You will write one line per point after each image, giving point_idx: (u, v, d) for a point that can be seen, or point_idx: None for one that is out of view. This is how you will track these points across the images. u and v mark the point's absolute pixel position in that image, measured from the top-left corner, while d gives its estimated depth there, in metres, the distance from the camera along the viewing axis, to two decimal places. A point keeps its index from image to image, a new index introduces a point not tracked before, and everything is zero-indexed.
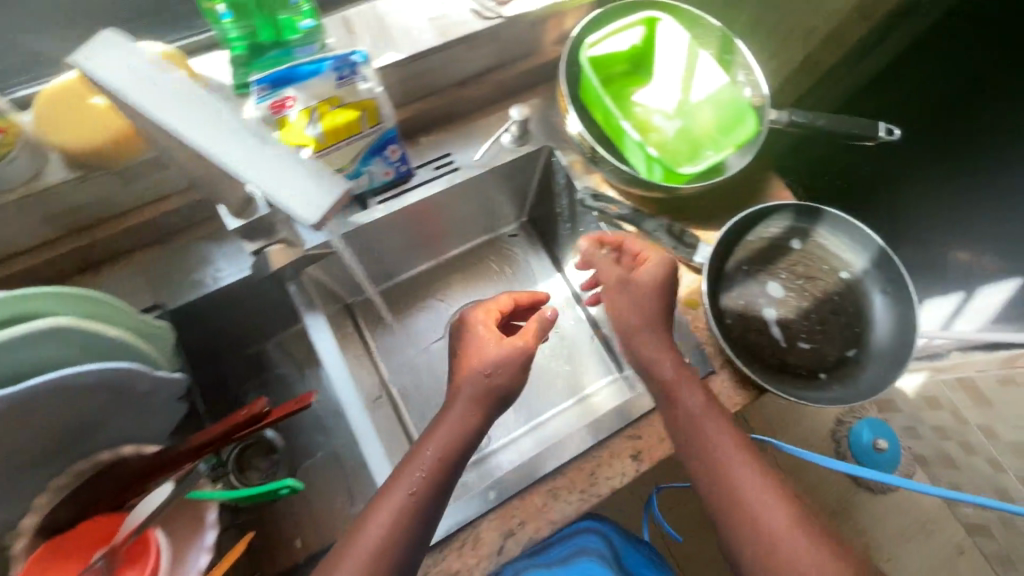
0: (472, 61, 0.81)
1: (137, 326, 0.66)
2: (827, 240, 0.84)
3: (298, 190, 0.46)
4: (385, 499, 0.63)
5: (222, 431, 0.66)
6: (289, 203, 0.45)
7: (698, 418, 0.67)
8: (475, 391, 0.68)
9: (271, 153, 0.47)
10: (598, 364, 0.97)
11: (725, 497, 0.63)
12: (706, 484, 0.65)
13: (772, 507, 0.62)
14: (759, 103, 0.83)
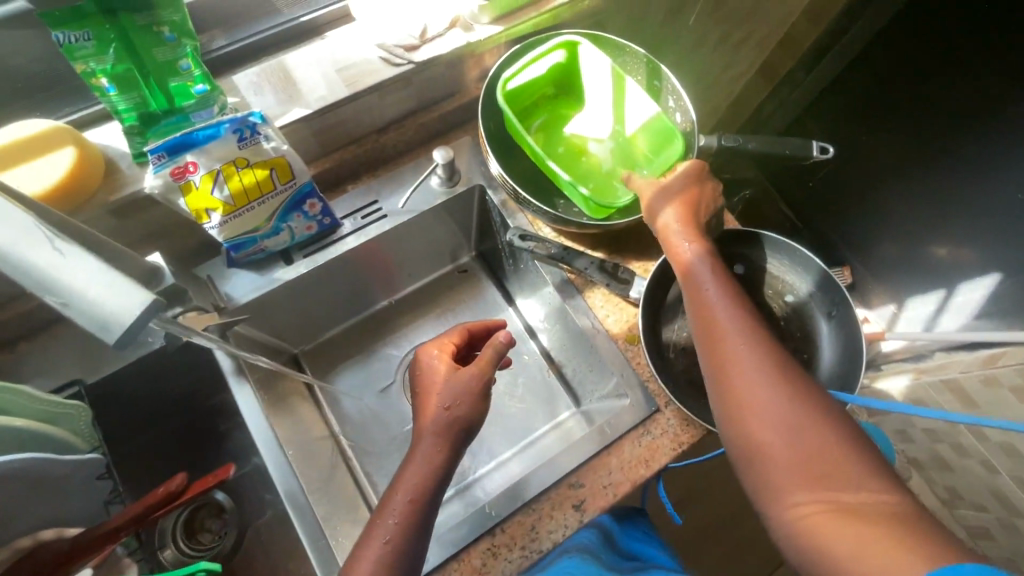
0: (391, 106, 0.80)
1: (47, 410, 0.64)
2: (770, 263, 0.82)
3: (98, 306, 0.42)
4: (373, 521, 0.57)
5: (140, 510, 0.65)
6: (99, 309, 0.42)
7: (721, 313, 0.61)
8: (436, 431, 0.61)
9: (76, 266, 0.43)
10: (556, 398, 0.93)
11: (732, 378, 0.56)
12: (714, 342, 0.59)
13: (792, 427, 0.52)
14: (687, 128, 0.82)
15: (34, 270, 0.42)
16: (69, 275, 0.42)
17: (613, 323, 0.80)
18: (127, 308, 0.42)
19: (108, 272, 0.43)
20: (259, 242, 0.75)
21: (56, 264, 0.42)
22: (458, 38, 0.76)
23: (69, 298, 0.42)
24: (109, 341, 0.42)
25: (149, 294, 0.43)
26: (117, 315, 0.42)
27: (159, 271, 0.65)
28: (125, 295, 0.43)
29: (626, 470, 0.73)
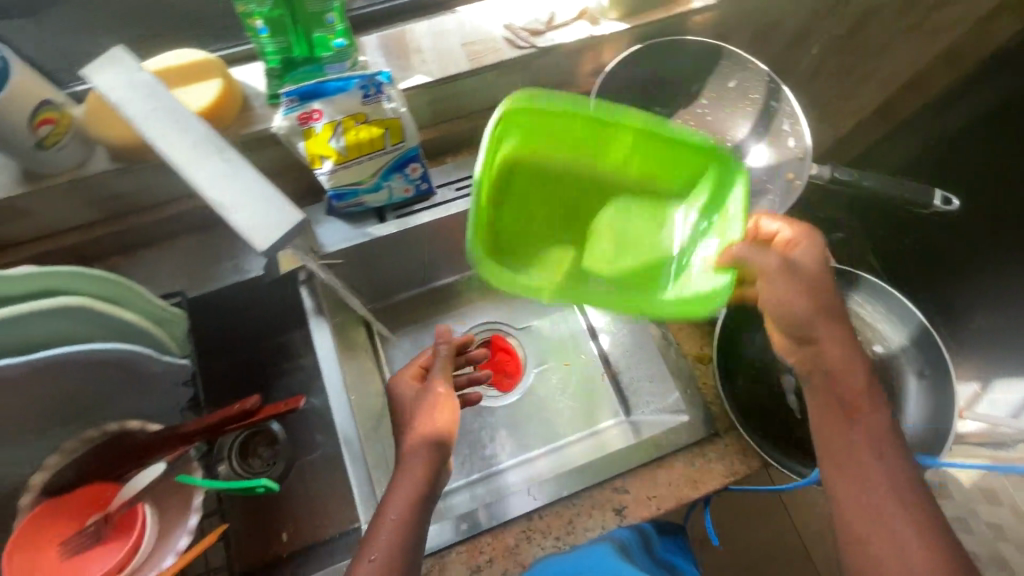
0: (505, 88, 0.82)
1: (152, 311, 0.71)
2: (862, 308, 0.77)
3: (254, 218, 0.42)
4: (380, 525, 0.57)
5: (214, 421, 0.69)
6: (249, 225, 0.42)
7: (838, 381, 0.61)
8: (418, 448, 0.60)
9: (240, 182, 0.44)
10: (604, 405, 0.91)
11: (856, 449, 0.58)
12: (845, 411, 0.60)
13: (906, 512, 0.54)
14: (801, 154, 0.79)
15: (207, 181, 0.44)
16: (233, 189, 0.43)
17: None
18: (280, 223, 0.42)
19: (266, 189, 0.44)
20: (360, 196, 0.79)
21: (222, 177, 0.44)
22: (583, 30, 0.77)
23: (228, 207, 0.43)
24: (261, 248, 0.41)
25: (298, 212, 0.43)
26: (271, 228, 0.42)
27: None
28: (278, 212, 0.43)
29: (673, 487, 0.71)
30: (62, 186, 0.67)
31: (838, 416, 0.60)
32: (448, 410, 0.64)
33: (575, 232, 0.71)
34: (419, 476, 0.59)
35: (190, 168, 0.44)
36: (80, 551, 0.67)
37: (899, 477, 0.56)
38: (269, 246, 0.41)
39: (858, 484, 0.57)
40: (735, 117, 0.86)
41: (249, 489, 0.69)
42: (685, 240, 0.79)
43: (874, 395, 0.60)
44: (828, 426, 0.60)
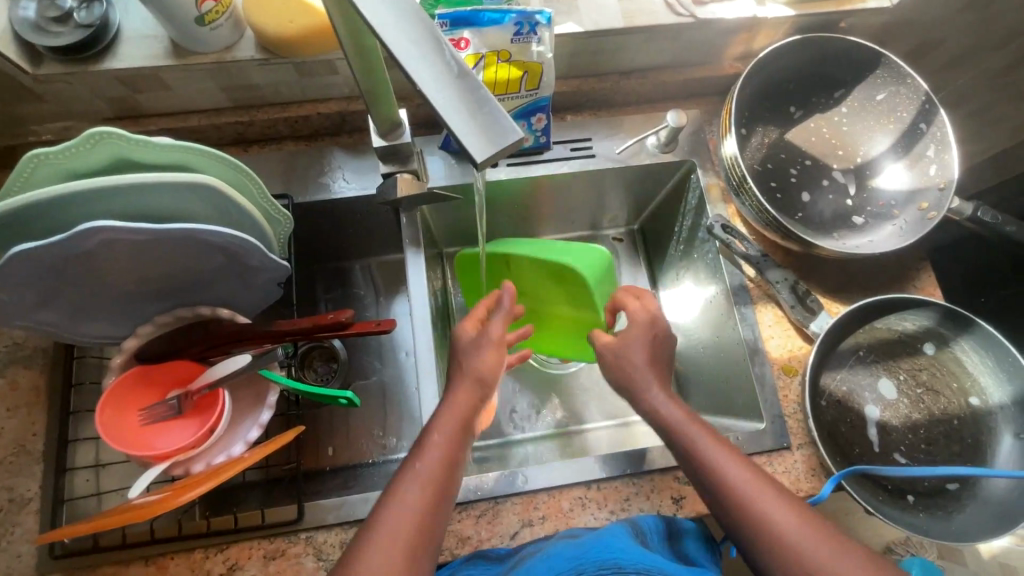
0: (646, 55, 0.79)
1: (264, 208, 0.71)
2: (968, 356, 0.74)
3: (473, 128, 0.36)
4: (380, 509, 0.53)
5: (309, 325, 0.70)
6: (464, 134, 0.36)
7: (677, 425, 0.61)
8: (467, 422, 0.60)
9: (459, 86, 0.37)
10: None
11: (743, 487, 0.55)
12: (719, 468, 0.57)
13: (837, 552, 0.50)
14: (945, 184, 0.75)
15: (426, 79, 0.36)
16: (459, 95, 0.37)
17: (775, 347, 0.76)
18: (498, 136, 0.36)
19: (490, 100, 0.37)
20: None
21: (446, 79, 0.37)
22: (747, 9, 0.74)
23: (449, 112, 0.36)
24: (477, 158, 0.35)
25: (518, 128, 0.36)
26: (486, 140, 0.36)
27: (401, 127, 0.68)
28: (498, 125, 0.36)
29: None
30: (206, 65, 0.68)
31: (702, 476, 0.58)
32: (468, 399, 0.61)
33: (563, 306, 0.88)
34: (448, 439, 0.58)
35: (416, 61, 0.37)
36: (160, 421, 0.70)
37: (810, 519, 0.53)
38: (484, 160, 0.35)
39: (772, 542, 0.52)
40: (873, 132, 0.83)
41: (327, 399, 0.70)
42: (798, 247, 0.76)
43: (695, 440, 0.59)
44: (714, 488, 0.56)
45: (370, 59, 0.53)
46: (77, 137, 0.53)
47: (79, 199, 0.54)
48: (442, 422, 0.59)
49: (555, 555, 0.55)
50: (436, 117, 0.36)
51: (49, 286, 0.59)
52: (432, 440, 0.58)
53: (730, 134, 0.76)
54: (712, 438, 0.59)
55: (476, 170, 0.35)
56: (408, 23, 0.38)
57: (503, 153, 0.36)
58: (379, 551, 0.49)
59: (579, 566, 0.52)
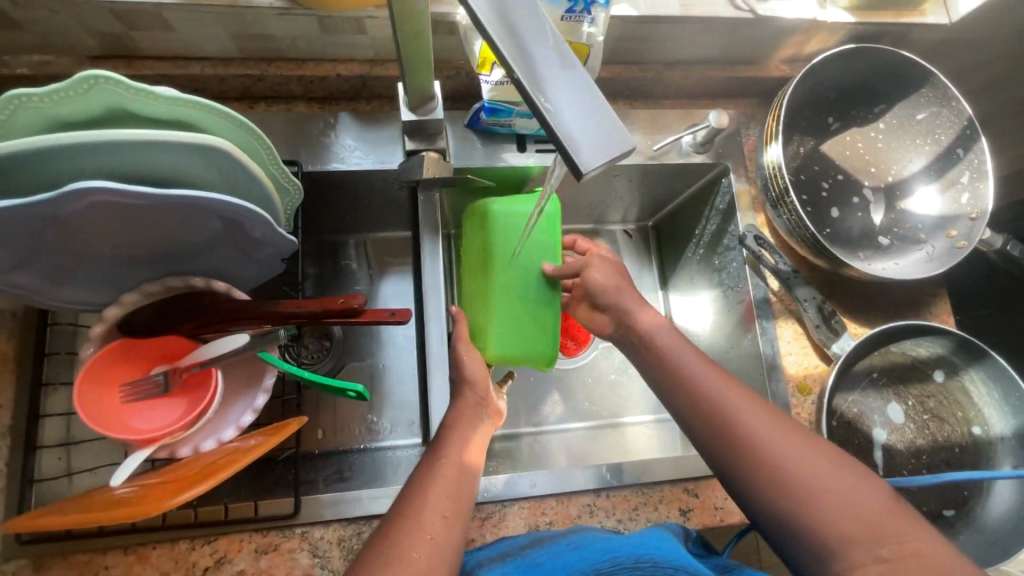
0: (693, 48, 0.75)
1: (272, 174, 0.64)
2: (976, 386, 0.74)
3: (579, 131, 0.31)
4: (403, 516, 0.50)
5: (317, 309, 0.65)
6: (566, 135, 0.31)
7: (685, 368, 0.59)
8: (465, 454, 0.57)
9: (559, 78, 0.32)
10: (643, 401, 0.96)
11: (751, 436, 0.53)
12: (734, 417, 0.54)
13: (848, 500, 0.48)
14: (977, 214, 0.74)
15: (525, 69, 0.32)
16: (564, 90, 0.32)
17: (792, 364, 0.75)
18: (607, 143, 0.32)
19: (595, 98, 0.33)
20: (512, 118, 0.71)
21: (552, 72, 0.33)
22: (808, 11, 0.71)
23: (552, 110, 0.31)
24: (582, 168, 0.30)
25: (629, 137, 0.32)
26: (593, 145, 0.31)
27: (434, 101, 0.62)
28: (606, 130, 0.32)
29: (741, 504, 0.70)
30: (218, 7, 0.60)
31: (710, 426, 0.55)
32: (472, 423, 0.61)
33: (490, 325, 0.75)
34: (461, 452, 0.57)
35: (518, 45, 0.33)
36: (143, 399, 0.64)
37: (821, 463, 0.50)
38: (589, 170, 0.31)
39: (785, 486, 0.50)
40: (908, 152, 0.81)
41: (333, 390, 0.65)
42: (827, 265, 0.75)
43: (703, 385, 0.57)
44: (718, 434, 0.54)
45: (419, 23, 0.47)
46: (69, 81, 0.45)
47: (66, 152, 0.47)
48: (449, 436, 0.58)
49: (576, 556, 0.52)
50: (532, 113, 0.32)
51: (26, 247, 0.52)
52: (447, 449, 0.57)
53: (775, 140, 0.73)
54: (725, 385, 0.56)
55: (576, 180, 0.31)
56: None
57: (609, 163, 0.32)
58: (401, 553, 0.47)
59: (614, 558, 0.50)
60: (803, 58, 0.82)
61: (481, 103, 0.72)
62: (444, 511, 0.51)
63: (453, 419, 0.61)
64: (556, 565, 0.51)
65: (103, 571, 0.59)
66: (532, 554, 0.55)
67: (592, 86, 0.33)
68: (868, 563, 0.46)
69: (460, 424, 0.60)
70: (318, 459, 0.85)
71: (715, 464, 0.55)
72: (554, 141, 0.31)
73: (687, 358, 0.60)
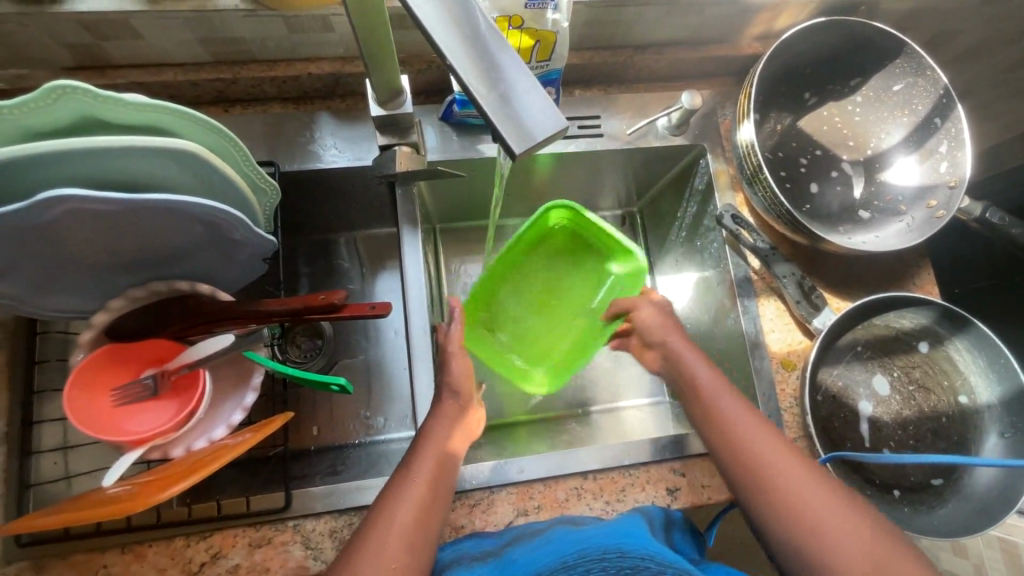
0: (662, 31, 0.75)
1: (248, 176, 0.64)
2: (961, 355, 0.74)
3: (515, 113, 0.32)
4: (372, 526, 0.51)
5: (297, 305, 0.66)
6: (501, 115, 0.32)
7: (699, 369, 0.66)
8: (441, 469, 0.57)
9: (493, 63, 0.33)
10: (634, 385, 0.97)
11: (746, 438, 0.58)
12: (762, 459, 0.56)
13: (831, 512, 0.52)
14: (956, 183, 0.74)
15: (462, 56, 0.33)
16: (500, 73, 0.33)
17: (775, 341, 0.75)
18: (542, 121, 0.32)
19: (531, 77, 0.33)
20: None
21: (490, 57, 0.33)
22: None
23: (489, 93, 0.32)
24: (518, 149, 0.31)
25: (563, 116, 0.32)
26: (529, 128, 0.32)
27: (402, 95, 0.62)
28: (542, 109, 0.32)
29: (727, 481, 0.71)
30: (184, 13, 0.61)
31: (750, 484, 0.56)
32: (449, 427, 0.61)
33: (559, 260, 0.86)
34: (433, 458, 0.57)
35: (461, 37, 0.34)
36: (134, 403, 0.65)
37: (810, 471, 0.55)
38: (524, 150, 0.31)
39: (808, 526, 0.52)
40: (885, 124, 0.81)
41: (318, 385, 0.66)
42: (805, 241, 0.75)
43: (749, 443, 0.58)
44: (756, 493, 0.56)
45: (374, 19, 0.48)
46: (35, 92, 0.47)
47: (36, 162, 0.48)
48: (426, 453, 0.57)
49: (551, 546, 0.53)
50: (469, 99, 0.33)
51: (6, 256, 0.53)
52: (417, 461, 0.57)
53: (747, 118, 0.73)
54: (725, 389, 0.63)
55: (512, 160, 0.32)
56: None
57: (546, 143, 0.32)
58: None
59: (582, 550, 0.51)
60: (776, 35, 0.81)
61: (453, 95, 0.73)
62: (409, 524, 0.52)
63: (428, 429, 0.60)
64: (528, 560, 0.52)
65: (102, 570, 0.61)
66: (511, 551, 0.56)
67: (527, 69, 0.34)
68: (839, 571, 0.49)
69: (434, 434, 0.60)
70: (313, 456, 0.86)
71: (746, 511, 0.57)
72: (490, 124, 0.32)
73: (737, 412, 0.61)
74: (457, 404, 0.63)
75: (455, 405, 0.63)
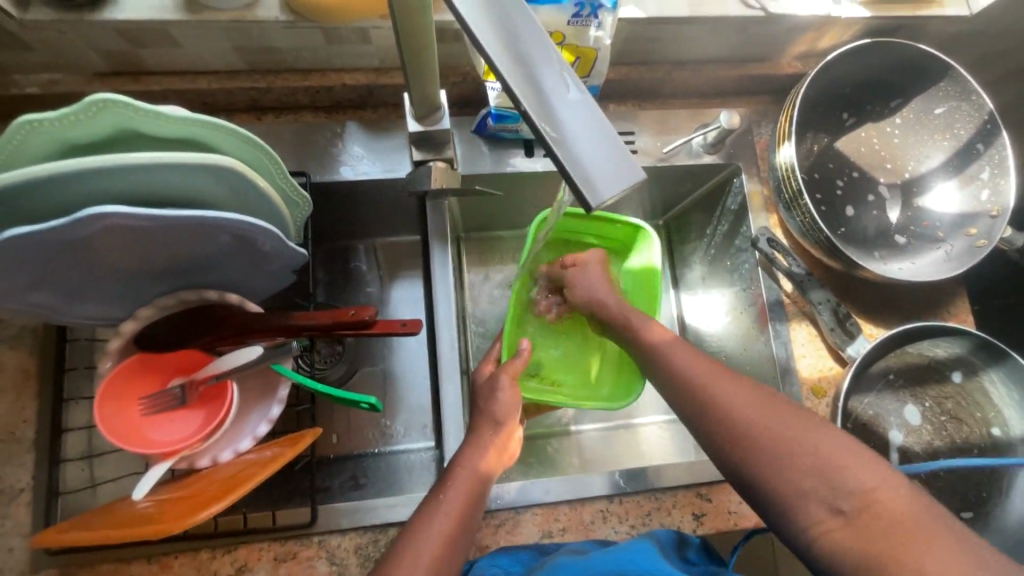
0: (701, 48, 0.74)
1: (281, 187, 0.64)
2: (995, 387, 0.73)
3: (591, 161, 0.31)
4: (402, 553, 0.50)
5: (328, 321, 0.65)
6: (577, 164, 0.31)
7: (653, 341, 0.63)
8: (475, 490, 0.56)
9: (567, 107, 0.32)
10: (655, 402, 0.97)
11: (712, 397, 0.54)
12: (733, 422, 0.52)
13: (808, 456, 0.47)
14: (998, 213, 0.73)
15: (535, 97, 0.31)
16: (573, 118, 0.32)
17: (806, 367, 0.74)
18: (618, 172, 0.31)
19: (605, 124, 0.32)
20: (520, 123, 0.71)
21: (561, 99, 0.32)
22: (822, 7, 0.70)
23: (563, 139, 0.31)
24: (595, 202, 0.30)
25: (640, 168, 0.31)
26: (605, 178, 0.31)
27: (441, 111, 0.62)
28: (617, 158, 0.31)
29: (754, 509, 0.70)
30: (224, 23, 0.60)
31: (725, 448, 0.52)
32: (486, 449, 0.59)
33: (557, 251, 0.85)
34: (466, 492, 0.55)
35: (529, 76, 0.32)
36: (162, 412, 0.65)
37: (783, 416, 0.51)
38: (600, 202, 0.30)
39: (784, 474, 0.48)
40: (925, 147, 0.79)
41: (348, 401, 0.66)
42: (841, 266, 0.73)
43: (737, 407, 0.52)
44: (751, 466, 0.50)
45: (422, 41, 0.47)
46: (76, 107, 0.46)
47: (75, 178, 0.47)
48: (462, 472, 0.57)
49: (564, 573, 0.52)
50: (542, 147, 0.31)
51: (42, 269, 0.53)
52: (454, 480, 0.56)
53: (788, 139, 0.72)
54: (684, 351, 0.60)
55: (587, 211, 0.31)
56: (508, 26, 0.32)
57: (621, 194, 0.31)
58: None
59: None
60: (816, 54, 0.80)
61: (488, 109, 0.72)
62: (437, 551, 0.51)
63: (463, 454, 0.59)
64: None
65: None
66: None
67: (602, 115, 0.32)
68: (824, 517, 0.45)
69: (470, 454, 0.58)
70: (334, 465, 0.86)
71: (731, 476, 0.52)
72: (565, 173, 0.31)
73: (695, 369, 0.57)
74: (497, 437, 0.61)
75: (494, 431, 0.61)
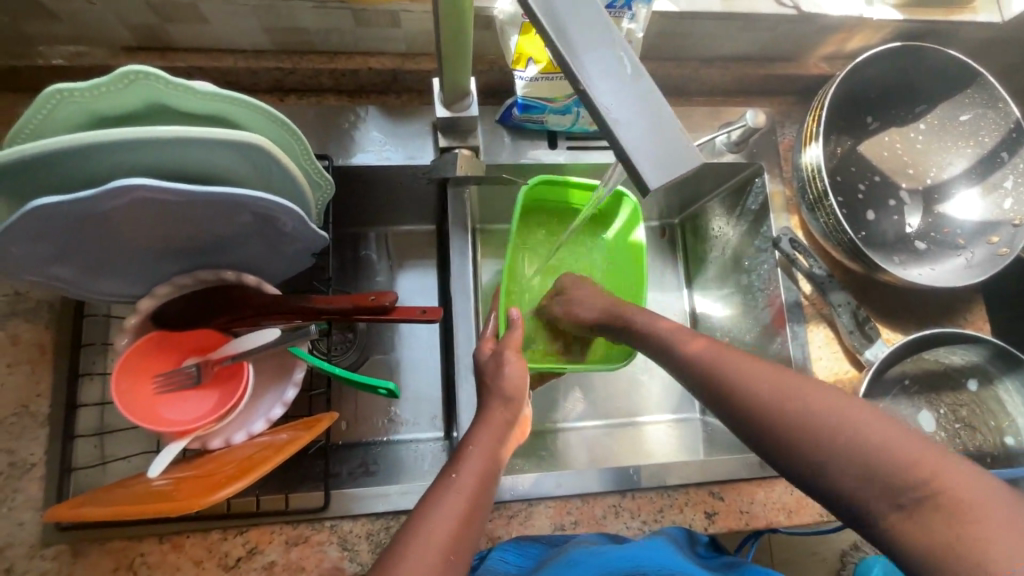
0: (729, 44, 0.73)
1: (304, 168, 0.63)
2: (1009, 396, 0.73)
3: (647, 145, 0.31)
4: (399, 557, 0.45)
5: (347, 305, 0.65)
6: (633, 148, 0.30)
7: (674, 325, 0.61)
8: (489, 472, 0.54)
9: (624, 88, 0.31)
10: (665, 400, 0.97)
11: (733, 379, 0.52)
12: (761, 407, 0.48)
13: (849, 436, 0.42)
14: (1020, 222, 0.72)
15: (593, 80, 0.31)
16: (630, 99, 0.31)
17: (822, 369, 0.74)
18: (675, 155, 0.31)
19: (663, 107, 0.32)
20: (545, 114, 0.71)
21: (618, 81, 0.31)
22: (854, 8, 0.69)
23: (619, 122, 0.31)
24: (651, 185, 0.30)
25: (698, 152, 0.31)
26: (661, 161, 0.31)
27: (469, 99, 0.62)
28: (675, 142, 0.31)
29: (766, 509, 0.70)
30: None
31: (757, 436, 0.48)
32: (498, 436, 0.58)
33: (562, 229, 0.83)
34: (480, 472, 0.53)
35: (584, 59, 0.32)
36: (177, 392, 0.65)
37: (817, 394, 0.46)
38: (656, 186, 0.30)
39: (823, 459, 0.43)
40: (948, 154, 0.79)
41: (365, 386, 0.65)
42: (862, 269, 0.73)
43: (761, 394, 0.49)
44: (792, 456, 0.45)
45: (459, 24, 0.47)
46: (108, 77, 0.45)
47: (104, 150, 0.47)
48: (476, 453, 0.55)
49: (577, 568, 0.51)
50: (599, 130, 0.31)
51: (65, 241, 0.52)
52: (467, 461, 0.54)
53: (815, 140, 0.71)
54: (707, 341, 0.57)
55: (642, 195, 0.31)
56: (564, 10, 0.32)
57: (677, 179, 0.31)
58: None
59: None
60: (843, 56, 0.80)
61: (513, 99, 0.71)
62: (452, 530, 0.48)
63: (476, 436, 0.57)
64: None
65: (139, 559, 0.61)
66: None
67: (660, 97, 0.32)
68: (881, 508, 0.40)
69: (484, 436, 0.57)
70: (343, 451, 0.85)
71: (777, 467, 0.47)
72: (620, 156, 0.31)
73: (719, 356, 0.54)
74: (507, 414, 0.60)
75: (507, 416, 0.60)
